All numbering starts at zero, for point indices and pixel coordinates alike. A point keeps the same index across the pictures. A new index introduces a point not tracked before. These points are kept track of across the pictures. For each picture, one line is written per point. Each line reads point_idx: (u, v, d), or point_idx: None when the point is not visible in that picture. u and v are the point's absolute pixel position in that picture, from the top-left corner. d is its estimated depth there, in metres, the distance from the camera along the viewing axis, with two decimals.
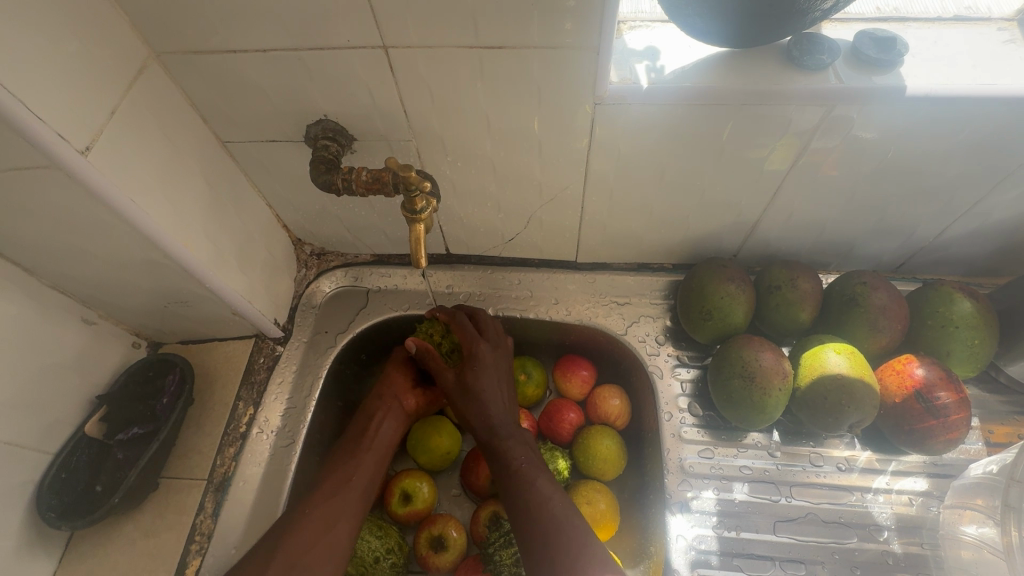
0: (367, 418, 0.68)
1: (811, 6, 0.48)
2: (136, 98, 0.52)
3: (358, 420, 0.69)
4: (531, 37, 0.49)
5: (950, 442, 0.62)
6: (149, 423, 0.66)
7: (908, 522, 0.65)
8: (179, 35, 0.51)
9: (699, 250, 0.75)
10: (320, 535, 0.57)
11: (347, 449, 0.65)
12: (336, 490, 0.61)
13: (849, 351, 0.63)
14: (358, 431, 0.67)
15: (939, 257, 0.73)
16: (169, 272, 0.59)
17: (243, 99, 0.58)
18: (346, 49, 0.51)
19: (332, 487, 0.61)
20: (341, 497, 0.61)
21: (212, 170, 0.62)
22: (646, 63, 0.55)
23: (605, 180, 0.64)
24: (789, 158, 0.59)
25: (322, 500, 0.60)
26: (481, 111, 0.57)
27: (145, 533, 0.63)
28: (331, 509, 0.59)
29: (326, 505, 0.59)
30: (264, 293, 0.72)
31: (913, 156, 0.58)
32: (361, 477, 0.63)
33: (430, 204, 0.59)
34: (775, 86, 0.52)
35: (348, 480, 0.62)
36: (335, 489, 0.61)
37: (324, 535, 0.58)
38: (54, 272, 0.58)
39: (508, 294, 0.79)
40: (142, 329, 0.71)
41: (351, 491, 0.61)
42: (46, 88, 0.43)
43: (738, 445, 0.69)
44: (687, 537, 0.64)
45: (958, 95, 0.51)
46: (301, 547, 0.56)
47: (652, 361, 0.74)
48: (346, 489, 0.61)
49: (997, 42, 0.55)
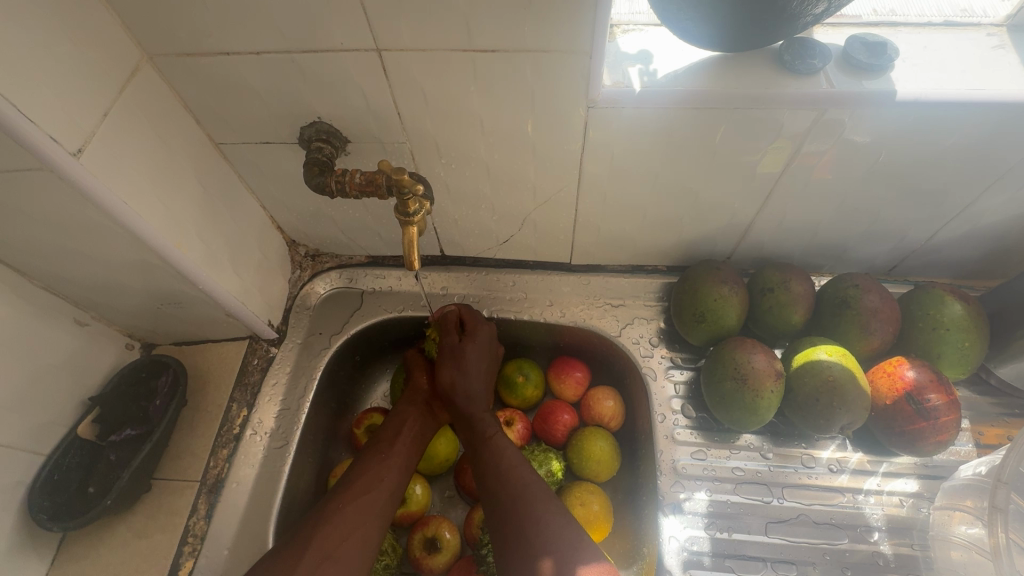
0: (397, 419, 0.68)
1: (802, 11, 0.49)
2: (129, 100, 0.52)
3: (387, 419, 0.68)
4: (524, 41, 0.49)
5: (940, 444, 0.63)
6: (142, 424, 0.66)
7: (898, 523, 0.65)
8: (172, 37, 0.51)
9: (692, 252, 0.75)
10: (352, 531, 0.57)
11: (376, 448, 0.65)
12: (369, 487, 0.61)
13: (840, 353, 0.63)
14: (388, 431, 0.67)
15: (931, 260, 0.73)
16: (162, 274, 0.59)
17: (237, 101, 0.58)
18: (339, 52, 0.52)
19: (364, 484, 0.61)
20: (373, 494, 0.60)
21: (206, 172, 0.62)
22: (639, 67, 0.55)
23: (598, 183, 0.64)
24: (782, 162, 0.60)
25: (353, 497, 0.60)
26: (475, 114, 0.57)
27: (138, 534, 0.63)
28: (364, 506, 0.59)
29: (360, 501, 0.59)
30: (258, 294, 0.72)
31: (905, 160, 0.58)
32: (393, 476, 0.63)
33: (424, 207, 0.59)
34: (768, 91, 0.52)
35: (380, 478, 0.62)
36: (368, 487, 0.61)
37: (356, 530, 0.58)
38: (46, 274, 0.58)
39: (503, 296, 0.79)
40: (135, 331, 0.71)
41: (383, 490, 0.61)
42: (38, 90, 0.43)
43: (731, 447, 0.70)
44: (680, 539, 0.64)
45: (948, 100, 0.52)
46: (333, 541, 0.56)
47: (646, 363, 0.74)
48: (379, 487, 0.61)
49: (987, 47, 0.56)
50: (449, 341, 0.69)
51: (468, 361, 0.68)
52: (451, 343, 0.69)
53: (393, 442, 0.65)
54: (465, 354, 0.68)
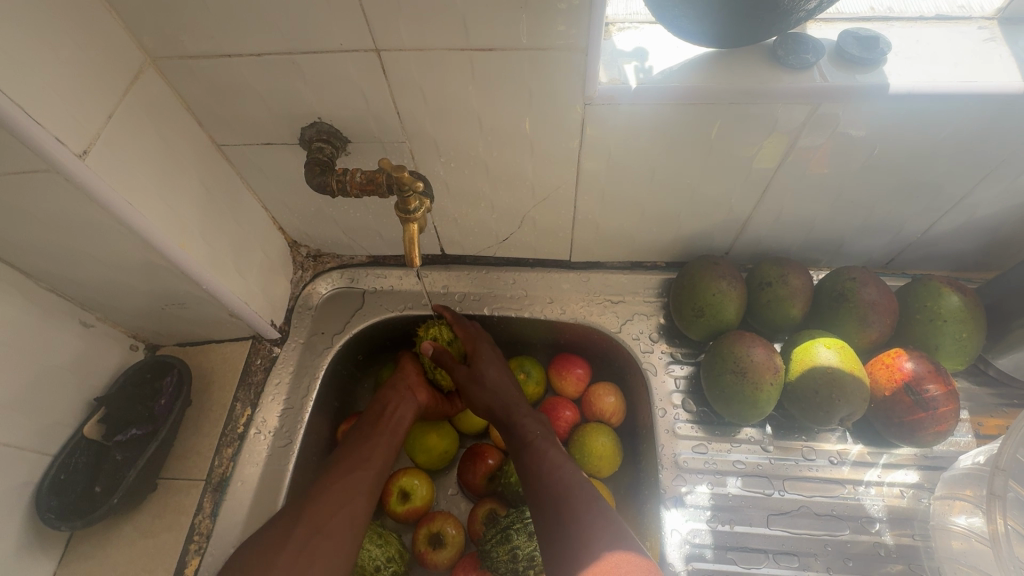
0: (382, 402, 0.69)
1: (796, 7, 0.49)
2: (133, 103, 0.53)
3: (372, 404, 0.70)
4: (519, 39, 0.50)
5: (940, 434, 0.63)
6: (148, 424, 0.67)
7: (899, 514, 0.65)
8: (174, 40, 0.52)
9: (691, 248, 0.76)
10: (340, 505, 0.59)
11: (361, 431, 0.66)
12: (354, 466, 0.62)
13: (839, 345, 0.64)
14: (373, 414, 0.68)
15: (928, 252, 0.74)
16: (166, 274, 0.60)
17: (239, 104, 0.58)
18: (339, 53, 0.52)
19: (350, 463, 0.62)
20: (358, 472, 0.62)
21: (208, 173, 0.63)
22: (635, 64, 0.56)
23: (596, 179, 0.65)
24: (777, 156, 0.60)
25: (340, 475, 0.61)
26: (473, 112, 0.58)
27: (144, 533, 0.64)
28: (351, 482, 0.61)
29: (346, 478, 0.61)
30: (260, 294, 0.72)
31: (899, 152, 0.59)
32: (378, 455, 0.64)
33: (424, 204, 0.60)
34: (762, 85, 0.53)
35: (365, 458, 0.63)
36: (354, 465, 0.62)
37: (344, 505, 0.59)
38: (52, 275, 0.59)
39: (503, 294, 0.80)
40: (139, 331, 0.71)
41: (369, 468, 0.63)
42: (44, 93, 0.44)
43: (732, 440, 0.70)
44: (682, 532, 0.65)
45: (939, 93, 0.52)
46: (322, 516, 0.57)
47: (647, 359, 0.75)
48: (365, 466, 0.63)
49: (978, 40, 0.56)
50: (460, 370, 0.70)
51: (486, 376, 0.70)
52: (463, 372, 0.70)
53: (377, 424, 0.67)
54: (481, 372, 0.70)
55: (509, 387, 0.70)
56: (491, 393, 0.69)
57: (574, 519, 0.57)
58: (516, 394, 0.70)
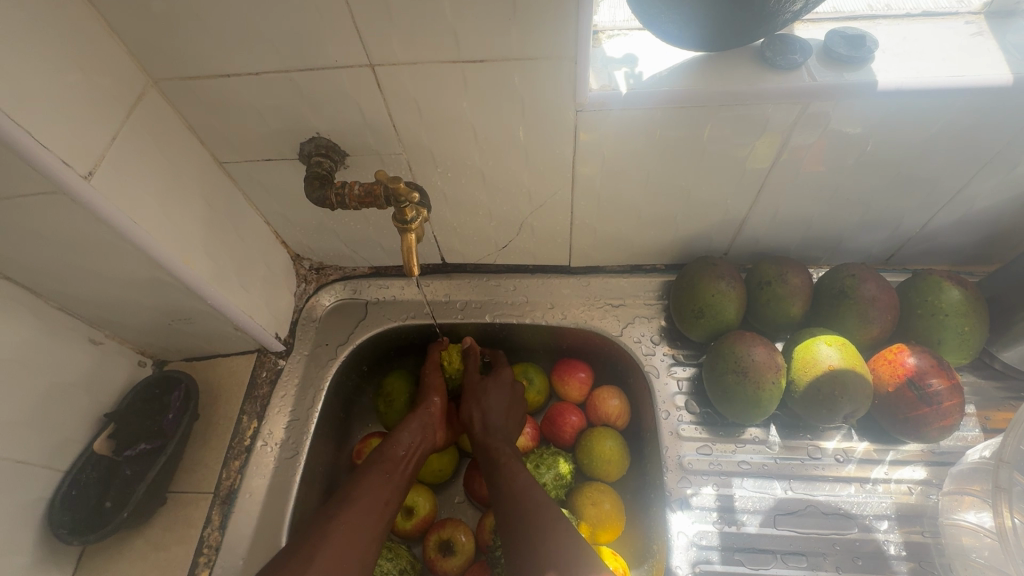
0: (402, 439, 0.69)
1: (782, 9, 0.50)
2: (136, 124, 0.54)
3: (392, 436, 0.69)
4: (511, 49, 0.51)
5: (945, 429, 0.63)
6: (157, 438, 0.67)
7: (908, 511, 0.65)
8: (175, 62, 0.54)
9: (688, 250, 0.76)
10: (351, 548, 0.58)
11: (382, 466, 0.65)
12: (371, 507, 0.62)
13: (840, 342, 0.63)
14: (395, 449, 0.67)
15: (928, 247, 0.74)
16: (172, 291, 0.61)
17: (239, 121, 0.60)
18: (334, 69, 0.54)
19: (368, 503, 0.62)
20: (375, 514, 0.61)
21: (211, 190, 0.65)
22: (625, 70, 0.57)
23: (592, 185, 0.65)
24: (770, 156, 0.61)
25: (355, 515, 0.60)
26: (468, 122, 0.59)
27: (155, 546, 0.65)
28: (366, 525, 0.60)
29: (362, 520, 0.60)
30: (263, 307, 0.73)
31: (893, 149, 0.59)
32: (393, 500, 0.64)
33: (421, 213, 0.61)
34: (749, 87, 0.54)
35: (382, 500, 0.63)
36: (370, 506, 0.62)
37: (355, 551, 0.58)
38: (60, 294, 0.60)
39: (505, 301, 0.81)
40: (147, 347, 0.73)
41: (383, 512, 0.62)
42: (50, 118, 0.46)
43: (736, 441, 0.70)
44: (688, 534, 0.65)
45: (928, 88, 0.53)
46: (333, 558, 0.56)
47: (649, 361, 0.75)
48: (380, 510, 0.62)
49: (966, 35, 0.57)
50: (472, 381, 0.74)
51: (489, 397, 0.72)
52: (473, 382, 0.74)
53: (396, 460, 0.67)
54: (486, 391, 0.73)
55: (504, 409, 0.72)
56: (484, 411, 0.71)
57: (541, 545, 0.56)
58: (507, 419, 0.72)
